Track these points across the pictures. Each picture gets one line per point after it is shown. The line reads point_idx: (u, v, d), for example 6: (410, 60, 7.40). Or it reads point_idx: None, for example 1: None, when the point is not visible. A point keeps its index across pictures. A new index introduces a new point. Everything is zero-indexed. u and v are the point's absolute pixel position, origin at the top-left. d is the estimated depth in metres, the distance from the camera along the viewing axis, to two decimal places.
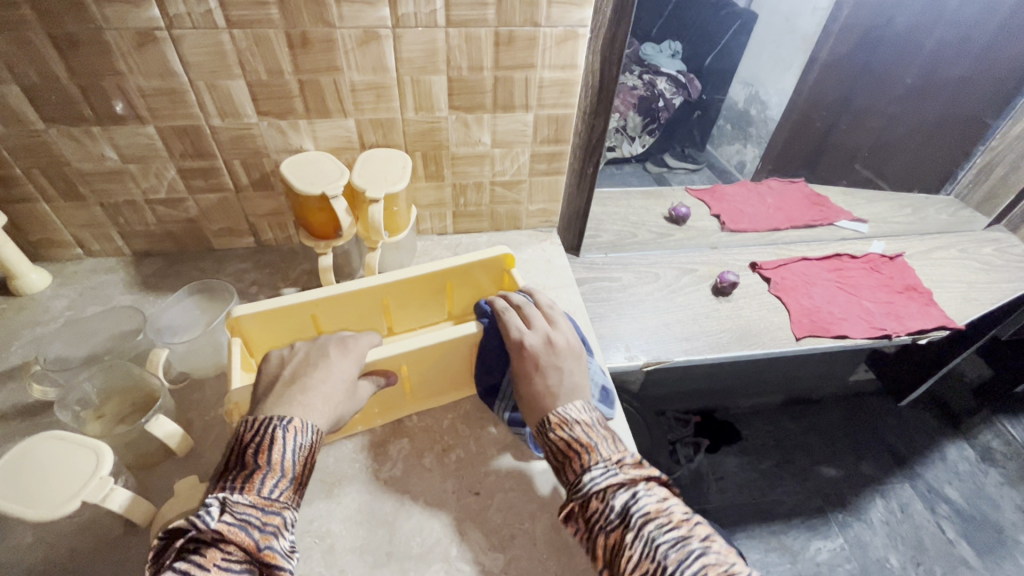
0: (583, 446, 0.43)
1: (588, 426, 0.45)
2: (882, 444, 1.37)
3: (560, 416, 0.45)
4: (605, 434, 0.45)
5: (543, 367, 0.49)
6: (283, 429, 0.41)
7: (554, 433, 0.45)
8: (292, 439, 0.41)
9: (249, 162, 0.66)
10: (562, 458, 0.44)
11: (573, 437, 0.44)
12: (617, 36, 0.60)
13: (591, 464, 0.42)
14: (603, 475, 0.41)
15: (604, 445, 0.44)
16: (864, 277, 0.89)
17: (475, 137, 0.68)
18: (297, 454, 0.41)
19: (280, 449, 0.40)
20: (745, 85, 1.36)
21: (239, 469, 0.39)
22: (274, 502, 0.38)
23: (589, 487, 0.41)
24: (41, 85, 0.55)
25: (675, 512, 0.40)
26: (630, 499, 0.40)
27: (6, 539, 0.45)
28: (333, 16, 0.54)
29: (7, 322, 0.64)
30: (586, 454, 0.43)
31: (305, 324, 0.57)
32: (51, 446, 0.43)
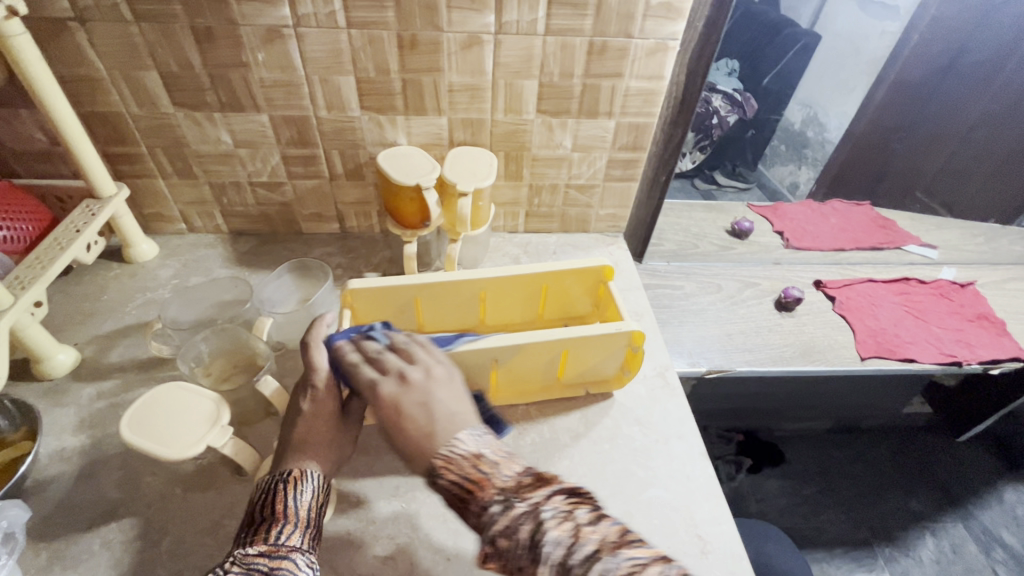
0: (478, 477, 0.38)
1: (476, 452, 0.40)
2: (934, 480, 1.32)
3: (446, 457, 0.40)
4: (501, 458, 0.40)
5: (400, 407, 0.43)
6: (284, 485, 0.43)
7: (443, 477, 0.39)
8: (301, 489, 0.44)
9: (346, 153, 0.71)
10: (462, 498, 0.38)
11: (466, 475, 0.39)
12: (705, 54, 0.63)
13: (488, 498, 0.37)
14: (500, 509, 0.36)
15: (499, 468, 0.39)
16: (932, 303, 0.88)
17: (557, 140, 0.71)
18: (304, 502, 0.43)
19: (285, 502, 0.43)
20: (803, 106, 1.28)
21: (254, 527, 0.41)
22: (282, 547, 0.40)
23: (494, 523, 0.36)
24: (176, 72, 0.61)
25: (583, 525, 0.35)
26: (533, 526, 0.35)
27: (130, 477, 0.50)
28: (443, 21, 0.59)
29: (121, 286, 0.71)
30: (483, 488, 0.38)
31: (406, 305, 0.61)
32: (177, 393, 0.48)
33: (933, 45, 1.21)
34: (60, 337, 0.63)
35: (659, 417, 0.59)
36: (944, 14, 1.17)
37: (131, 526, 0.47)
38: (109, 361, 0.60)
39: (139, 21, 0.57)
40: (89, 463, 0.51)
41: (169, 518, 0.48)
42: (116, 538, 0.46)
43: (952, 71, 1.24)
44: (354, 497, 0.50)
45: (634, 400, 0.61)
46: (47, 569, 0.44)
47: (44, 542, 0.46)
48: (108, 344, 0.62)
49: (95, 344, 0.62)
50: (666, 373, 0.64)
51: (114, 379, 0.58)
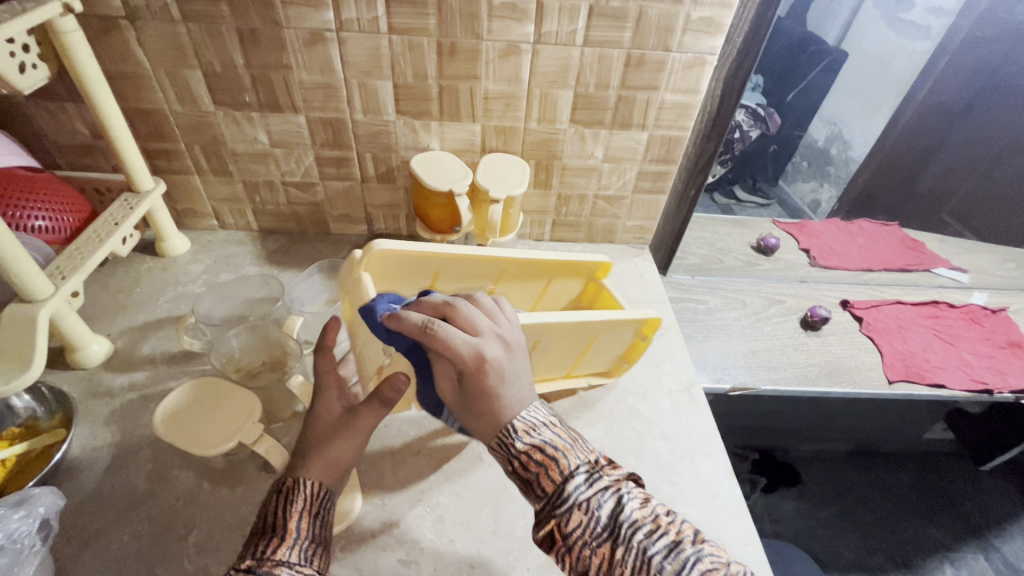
0: (555, 454, 0.40)
1: (553, 429, 0.42)
2: (954, 509, 1.30)
3: (525, 424, 0.42)
4: (575, 439, 0.42)
5: (505, 376, 0.42)
6: (289, 493, 0.40)
7: (524, 444, 0.41)
8: (301, 500, 0.40)
9: (379, 156, 0.72)
10: (534, 469, 0.40)
11: (546, 444, 0.41)
12: (744, 65, 0.63)
13: (571, 470, 0.39)
14: (586, 482, 0.39)
15: (576, 449, 0.41)
16: (963, 327, 0.86)
17: (588, 151, 0.72)
18: (302, 515, 0.39)
19: (288, 513, 0.39)
20: (829, 124, 1.26)
21: (253, 539, 0.38)
22: (277, 563, 0.36)
23: (575, 496, 0.38)
24: (219, 72, 0.62)
25: (660, 515, 0.38)
26: (614, 504, 0.38)
27: (160, 469, 0.51)
28: (483, 30, 0.59)
29: (154, 279, 0.72)
30: (562, 461, 0.40)
31: (423, 272, 0.58)
32: (209, 390, 0.48)
33: (963, 65, 1.22)
34: (93, 328, 0.64)
35: (686, 433, 0.59)
36: (973, 37, 1.18)
37: (159, 518, 0.48)
38: (141, 353, 0.61)
39: (187, 21, 0.58)
40: (119, 454, 0.52)
41: (197, 512, 0.48)
42: (145, 529, 0.47)
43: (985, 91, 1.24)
44: (378, 500, 0.50)
45: (661, 415, 0.60)
46: (78, 557, 0.45)
47: (75, 530, 0.46)
48: (140, 335, 0.63)
49: (128, 336, 0.63)
50: (692, 389, 0.63)
51: (145, 370, 0.59)
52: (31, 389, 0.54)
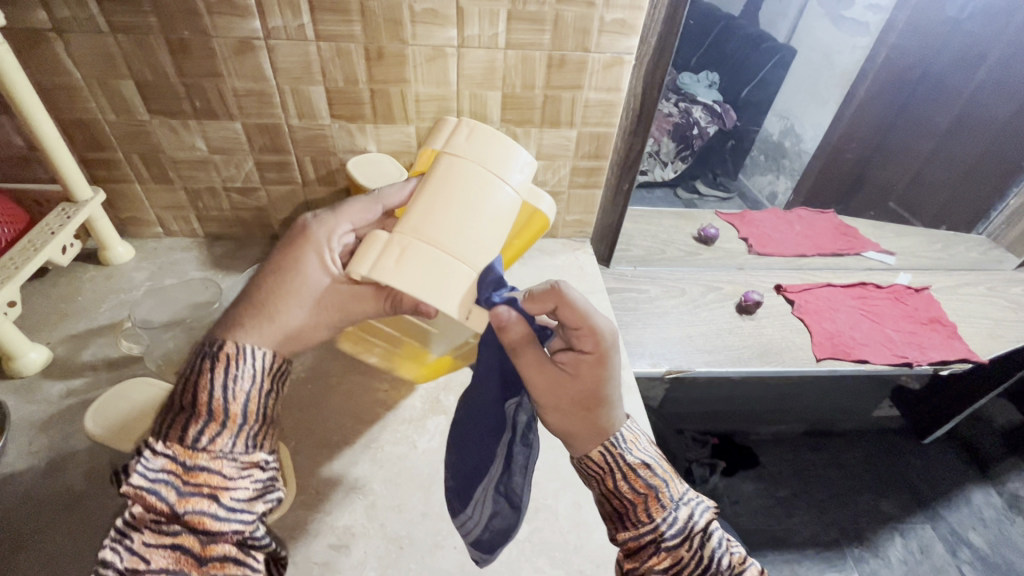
0: (661, 478, 0.43)
1: (654, 454, 0.45)
2: (903, 482, 1.36)
3: (633, 444, 0.44)
4: (670, 468, 0.45)
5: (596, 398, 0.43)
6: (215, 372, 0.39)
7: (635, 463, 0.43)
8: (227, 376, 0.39)
9: (318, 160, 0.73)
10: (640, 490, 0.43)
11: (653, 468, 0.43)
12: (660, 64, 0.66)
13: (675, 499, 0.43)
14: (690, 512, 0.43)
15: (676, 482, 0.44)
16: (888, 306, 0.91)
17: (522, 149, 0.74)
18: (225, 395, 0.39)
19: (213, 390, 0.39)
20: (780, 118, 1.48)
21: (178, 414, 0.38)
22: (201, 452, 0.37)
23: (685, 527, 0.42)
24: (151, 81, 0.64)
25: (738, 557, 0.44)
26: (710, 538, 0.42)
27: (97, 470, 0.52)
28: (408, 34, 0.62)
29: (97, 287, 0.72)
30: (667, 488, 0.43)
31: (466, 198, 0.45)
32: (140, 389, 0.50)
33: (901, 61, 1.22)
34: (33, 337, 0.65)
35: None
36: (910, 29, 1.18)
37: (94, 517, 0.49)
38: (82, 360, 0.62)
39: (114, 32, 0.59)
40: (56, 457, 0.53)
41: None
42: (80, 528, 0.48)
43: (921, 82, 1.23)
44: (312, 489, 0.52)
45: None
46: (12, 557, 0.46)
47: (10, 532, 0.47)
48: (81, 343, 0.64)
49: (69, 344, 0.64)
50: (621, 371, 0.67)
51: (85, 376, 0.60)
52: None
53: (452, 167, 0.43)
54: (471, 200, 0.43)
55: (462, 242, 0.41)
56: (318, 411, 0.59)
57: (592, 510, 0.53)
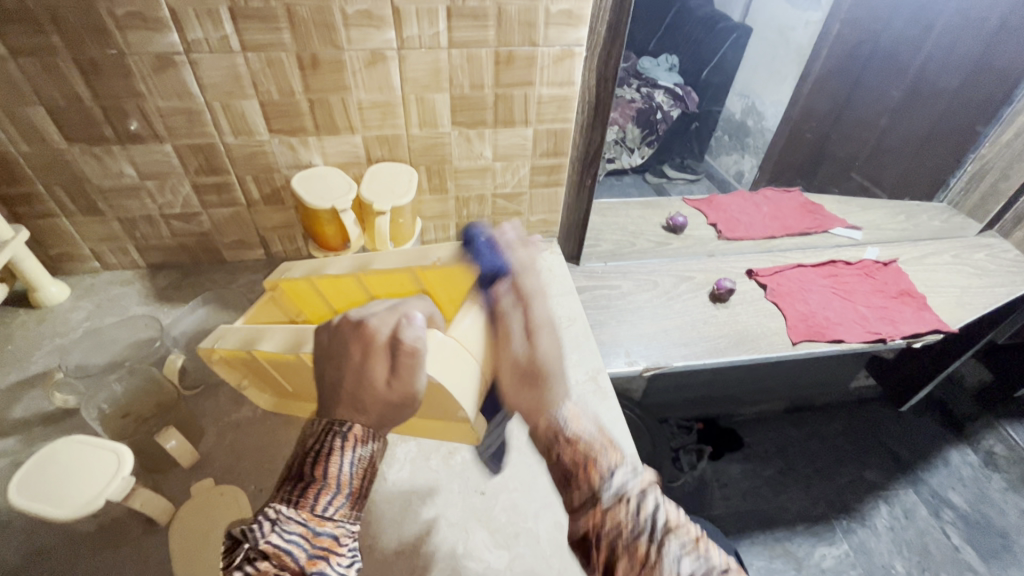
0: (591, 451, 0.39)
1: (591, 427, 0.40)
2: (884, 450, 1.38)
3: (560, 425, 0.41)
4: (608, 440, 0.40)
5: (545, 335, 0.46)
6: (345, 437, 0.38)
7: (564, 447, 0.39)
8: (353, 452, 0.38)
9: (261, 177, 0.69)
10: (572, 472, 0.38)
11: (578, 449, 0.39)
12: (613, 54, 0.63)
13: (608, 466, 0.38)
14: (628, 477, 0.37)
15: (613, 450, 0.39)
16: (859, 282, 0.91)
17: (477, 151, 0.71)
18: (351, 470, 0.38)
19: (338, 462, 0.38)
20: (741, 97, 1.51)
21: (288, 481, 0.37)
22: (327, 521, 0.36)
23: (615, 498, 0.36)
24: (64, 106, 0.58)
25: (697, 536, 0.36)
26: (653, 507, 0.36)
27: (30, 540, 0.47)
28: (342, 39, 0.58)
29: (28, 334, 0.67)
30: (599, 461, 0.38)
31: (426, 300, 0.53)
32: (71, 449, 0.45)
33: (853, 29, 1.25)
34: None
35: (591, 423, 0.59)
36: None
37: None
38: (12, 417, 0.57)
39: (16, 56, 0.54)
40: None
41: None
42: None
43: (875, 50, 1.22)
44: None
45: None
46: None
47: None
48: (11, 397, 0.59)
49: None
50: (596, 377, 0.64)
51: (17, 435, 0.55)
52: None
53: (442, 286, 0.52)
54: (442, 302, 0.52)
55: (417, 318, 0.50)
56: (277, 448, 0.55)
57: None
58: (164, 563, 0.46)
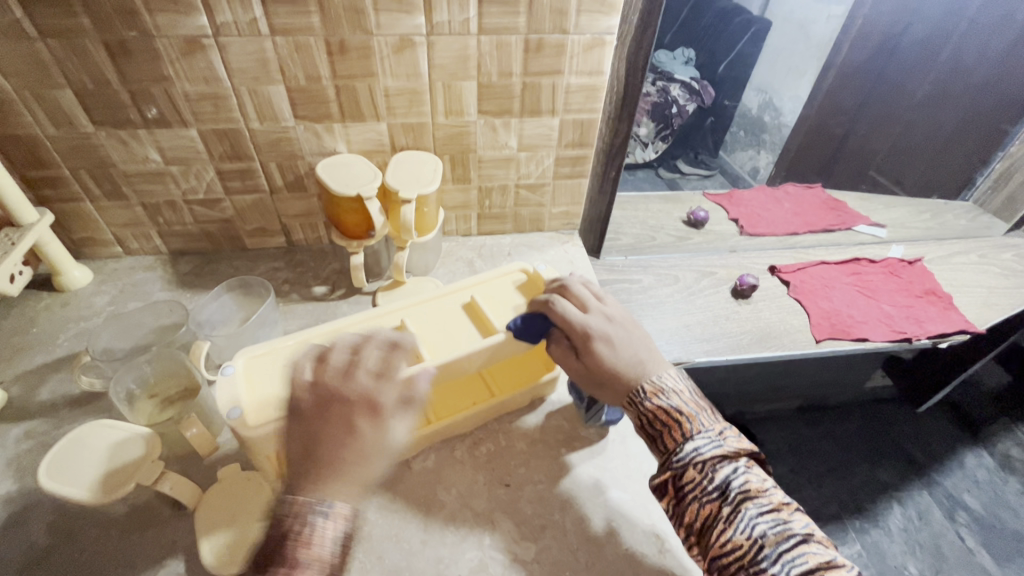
0: (679, 417, 0.44)
1: (681, 397, 0.46)
2: (899, 450, 1.36)
3: (654, 387, 0.46)
4: (701, 407, 0.45)
5: (613, 343, 0.48)
6: (324, 518, 0.39)
7: (648, 402, 0.45)
8: (334, 526, 0.40)
9: (285, 165, 0.68)
10: (658, 428, 0.45)
11: (670, 407, 0.45)
12: (643, 43, 0.61)
13: (692, 433, 0.43)
14: (709, 446, 0.42)
15: (704, 417, 0.44)
16: (883, 281, 0.90)
17: (502, 141, 0.70)
18: (330, 536, 0.39)
19: (319, 539, 0.39)
20: (758, 92, 1.49)
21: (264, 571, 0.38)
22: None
23: (691, 457, 0.42)
24: (92, 89, 0.58)
25: (777, 499, 0.41)
26: (732, 472, 0.41)
27: (59, 521, 0.48)
28: (371, 24, 0.57)
29: (52, 317, 0.67)
30: (686, 424, 0.44)
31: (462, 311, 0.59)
32: (101, 433, 0.46)
33: (880, 24, 1.18)
34: None
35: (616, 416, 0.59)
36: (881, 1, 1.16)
37: None
38: (38, 399, 0.57)
39: (45, 37, 0.53)
40: (14, 510, 0.48)
41: (103, 562, 0.45)
42: None
43: (895, 54, 1.20)
44: None
45: None
46: None
47: None
48: (36, 379, 0.59)
49: (23, 382, 0.59)
50: None
51: (43, 417, 0.55)
52: None
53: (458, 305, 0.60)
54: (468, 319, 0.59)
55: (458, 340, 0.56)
56: None
57: (603, 523, 0.50)
58: (192, 548, 0.46)
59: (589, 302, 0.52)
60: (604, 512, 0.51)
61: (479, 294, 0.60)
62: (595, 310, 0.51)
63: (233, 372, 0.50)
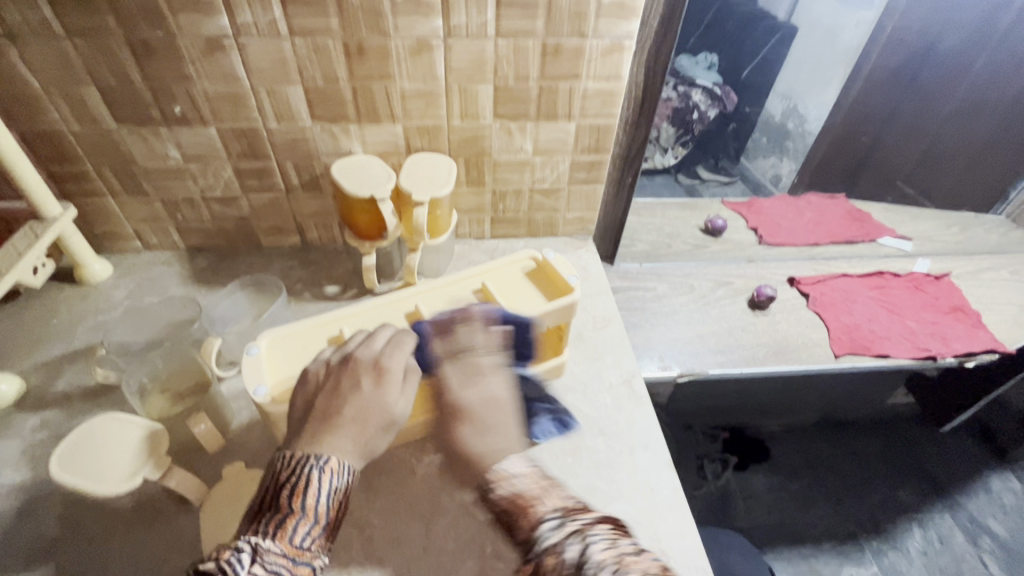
0: (527, 499, 0.43)
1: (525, 478, 0.44)
2: (920, 471, 1.32)
3: (502, 473, 0.44)
4: (548, 484, 0.44)
5: (484, 427, 0.46)
6: (320, 470, 0.40)
7: (498, 490, 0.43)
8: (329, 481, 0.41)
9: (301, 165, 0.69)
10: (512, 516, 0.42)
11: (515, 492, 0.43)
12: (664, 47, 0.61)
13: (543, 515, 0.41)
14: (554, 526, 0.40)
15: (551, 496, 0.43)
16: (907, 296, 0.87)
17: (517, 145, 0.70)
18: (329, 498, 0.40)
19: (315, 494, 0.40)
20: (783, 98, 1.37)
21: (254, 519, 0.39)
22: (306, 551, 0.38)
23: (545, 540, 0.39)
24: (115, 87, 0.59)
25: (627, 554, 0.37)
26: (582, 546, 0.38)
27: (69, 512, 0.48)
28: (389, 26, 0.57)
29: (72, 309, 0.68)
30: (535, 506, 0.42)
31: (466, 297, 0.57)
32: (113, 425, 0.46)
33: (910, 33, 1.18)
34: (5, 365, 0.61)
35: (625, 427, 0.58)
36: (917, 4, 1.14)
37: (68, 567, 0.45)
38: (55, 390, 0.58)
39: (71, 35, 0.54)
40: (27, 498, 0.49)
41: (110, 555, 0.46)
42: None
43: (925, 65, 1.20)
44: None
45: (599, 410, 0.59)
46: None
47: None
48: (54, 370, 0.60)
49: (41, 372, 0.60)
50: (631, 381, 0.62)
51: (59, 408, 0.56)
52: None
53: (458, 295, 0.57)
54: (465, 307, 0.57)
55: None
56: None
57: None
58: (196, 543, 0.47)
59: (469, 375, 0.48)
60: None
61: (489, 280, 0.59)
62: (481, 382, 0.48)
63: (258, 354, 0.50)
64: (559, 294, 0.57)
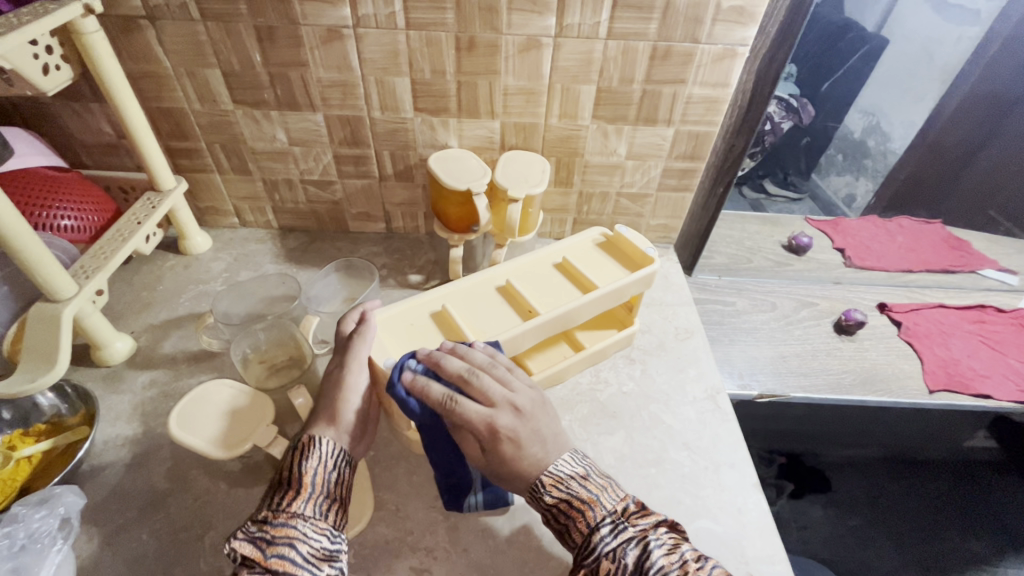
0: (583, 502, 0.41)
1: (580, 482, 0.42)
2: (995, 521, 1.24)
3: (553, 478, 0.42)
4: (602, 485, 0.43)
5: (519, 443, 0.42)
6: (295, 449, 0.43)
7: (549, 496, 0.42)
8: (303, 455, 0.43)
9: (397, 154, 0.71)
10: (563, 522, 0.41)
11: (573, 493, 0.42)
12: (778, 56, 0.59)
13: (598, 519, 0.40)
14: (613, 531, 0.40)
15: (606, 496, 0.42)
16: (1011, 334, 0.82)
17: (611, 147, 0.69)
18: (308, 466, 0.42)
19: (291, 464, 0.42)
20: (866, 114, 1.14)
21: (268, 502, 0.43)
22: (283, 514, 0.40)
23: (603, 545, 0.39)
24: (238, 71, 0.62)
25: (688, 558, 0.39)
26: (642, 552, 0.38)
27: (176, 468, 0.51)
28: (503, 23, 0.57)
29: (176, 277, 0.73)
30: (590, 510, 0.41)
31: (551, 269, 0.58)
32: (223, 391, 0.49)
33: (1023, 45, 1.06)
34: (117, 325, 0.66)
35: (710, 443, 0.56)
36: None
37: (175, 519, 0.48)
38: (163, 351, 0.62)
39: (205, 19, 0.58)
40: (139, 450, 0.53)
41: (213, 512, 0.48)
42: (162, 528, 0.47)
43: None
44: (395, 504, 0.50)
45: (684, 423, 0.58)
46: (98, 555, 0.45)
47: (96, 527, 0.47)
48: (162, 333, 0.64)
49: (149, 334, 0.64)
50: (716, 397, 0.61)
51: (167, 368, 0.60)
52: (54, 386, 0.55)
53: (542, 269, 0.58)
54: (551, 279, 0.57)
55: (557, 295, 0.55)
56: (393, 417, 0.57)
57: None
58: None
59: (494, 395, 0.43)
60: (694, 542, 0.49)
61: (569, 254, 0.59)
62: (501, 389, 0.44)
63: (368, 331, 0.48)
64: (638, 267, 0.57)
